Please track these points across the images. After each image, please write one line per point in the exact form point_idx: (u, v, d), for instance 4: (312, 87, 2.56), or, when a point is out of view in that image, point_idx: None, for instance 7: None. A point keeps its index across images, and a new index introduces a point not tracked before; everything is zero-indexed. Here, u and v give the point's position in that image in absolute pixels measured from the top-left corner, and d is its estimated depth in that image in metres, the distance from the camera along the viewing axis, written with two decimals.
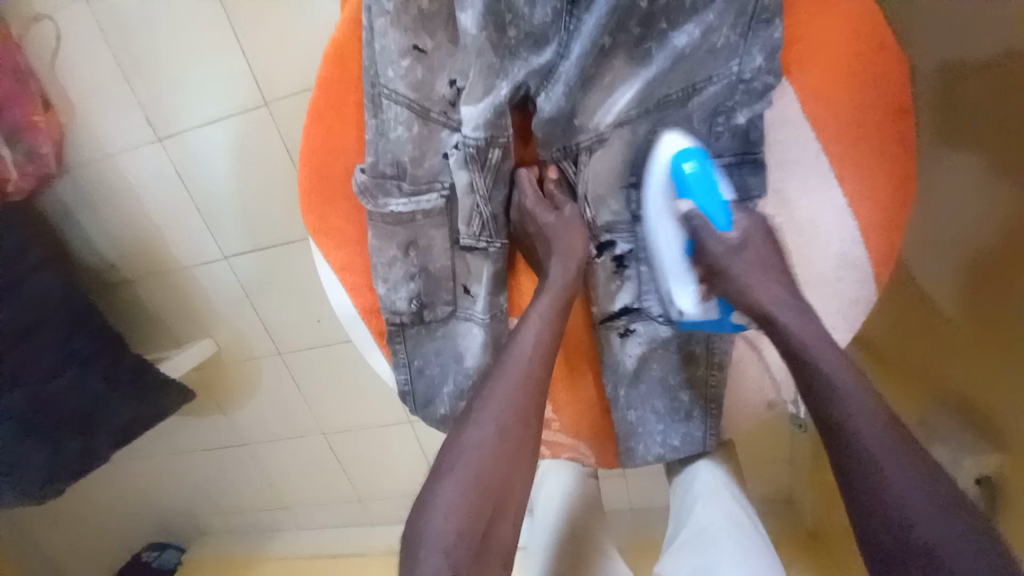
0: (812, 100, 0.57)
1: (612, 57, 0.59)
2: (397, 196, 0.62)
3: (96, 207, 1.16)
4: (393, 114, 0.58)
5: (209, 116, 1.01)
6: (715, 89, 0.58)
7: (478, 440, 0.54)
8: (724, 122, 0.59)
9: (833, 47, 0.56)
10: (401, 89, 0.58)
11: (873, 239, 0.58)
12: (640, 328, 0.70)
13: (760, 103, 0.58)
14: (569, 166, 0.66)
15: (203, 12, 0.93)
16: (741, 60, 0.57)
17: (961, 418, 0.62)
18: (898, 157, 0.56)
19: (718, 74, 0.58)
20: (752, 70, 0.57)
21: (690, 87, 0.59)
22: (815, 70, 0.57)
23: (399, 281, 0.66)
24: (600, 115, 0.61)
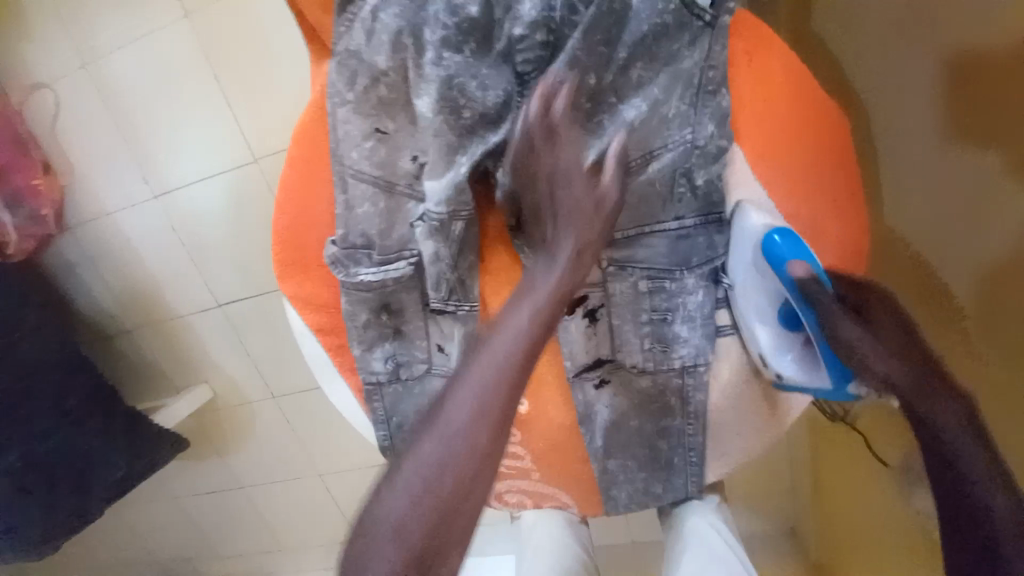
0: (762, 163, 0.61)
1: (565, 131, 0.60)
2: (366, 264, 0.64)
3: (93, 259, 1.33)
4: (360, 191, 0.61)
5: (199, 173, 1.19)
6: (671, 155, 0.60)
7: (431, 451, 0.44)
8: (686, 183, 0.61)
9: (776, 108, 0.60)
10: (366, 168, 0.61)
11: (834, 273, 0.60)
12: (615, 378, 0.70)
13: (714, 165, 0.60)
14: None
15: (196, 85, 1.12)
16: (694, 128, 0.59)
17: None
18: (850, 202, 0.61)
19: (671, 141, 0.60)
20: (705, 136, 0.60)
21: (647, 154, 0.60)
22: (762, 130, 0.60)
23: (375, 342, 0.68)
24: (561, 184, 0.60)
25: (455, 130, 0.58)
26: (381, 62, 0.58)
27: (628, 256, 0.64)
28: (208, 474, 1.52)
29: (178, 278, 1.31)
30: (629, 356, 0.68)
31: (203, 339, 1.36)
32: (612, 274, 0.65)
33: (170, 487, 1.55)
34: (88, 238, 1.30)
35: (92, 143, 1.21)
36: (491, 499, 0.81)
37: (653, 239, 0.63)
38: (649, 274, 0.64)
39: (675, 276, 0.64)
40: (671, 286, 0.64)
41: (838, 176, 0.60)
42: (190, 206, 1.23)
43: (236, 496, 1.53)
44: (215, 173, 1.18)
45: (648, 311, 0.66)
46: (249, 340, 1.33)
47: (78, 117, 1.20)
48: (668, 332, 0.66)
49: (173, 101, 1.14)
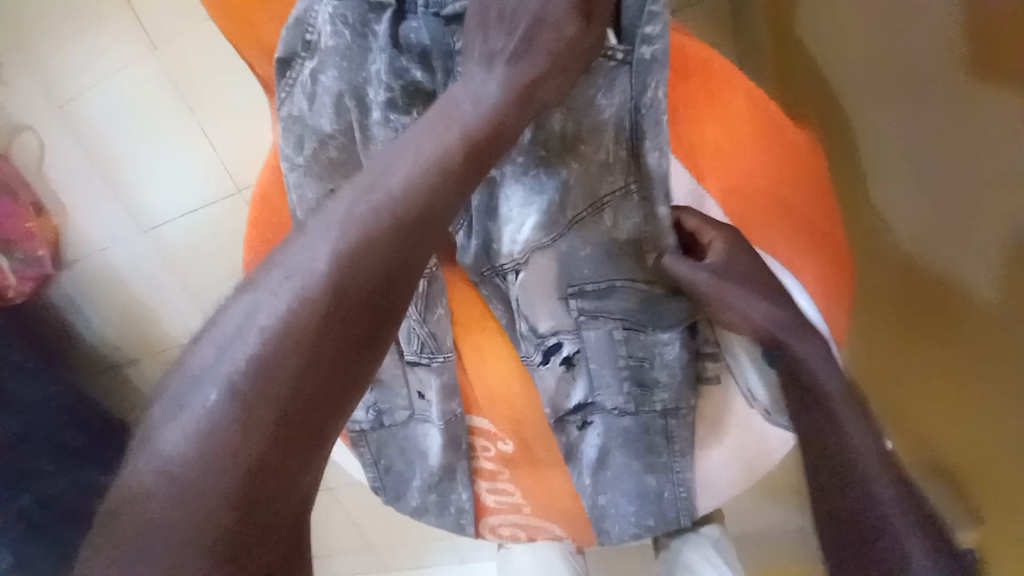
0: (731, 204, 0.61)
1: (506, 188, 0.59)
2: None
3: (92, 297, 1.34)
4: None
5: (185, 207, 1.19)
6: (614, 203, 0.57)
7: (218, 425, 0.37)
8: None
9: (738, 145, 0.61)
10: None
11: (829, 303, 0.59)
12: (597, 420, 0.67)
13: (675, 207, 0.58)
14: (501, 280, 0.64)
15: (176, 122, 1.12)
16: (634, 177, 0.56)
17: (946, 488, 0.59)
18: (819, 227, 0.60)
19: (614, 187, 0.57)
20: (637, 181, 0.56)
21: (596, 202, 0.57)
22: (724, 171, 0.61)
23: None
24: (507, 243, 0.59)
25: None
26: (326, 125, 0.56)
27: (599, 306, 0.61)
28: None
29: (176, 309, 1.32)
30: (607, 399, 0.65)
31: None
32: (585, 322, 0.62)
33: None
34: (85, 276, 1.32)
35: (81, 185, 1.23)
36: (485, 533, 0.80)
37: (620, 292, 0.60)
38: (624, 322, 0.61)
39: (647, 329, 0.62)
40: (645, 337, 0.62)
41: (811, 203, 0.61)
42: (180, 240, 1.23)
43: None
44: (200, 205, 1.18)
45: (624, 357, 0.62)
46: None
47: (66, 161, 1.22)
48: (648, 380, 0.63)
49: (154, 139, 1.15)
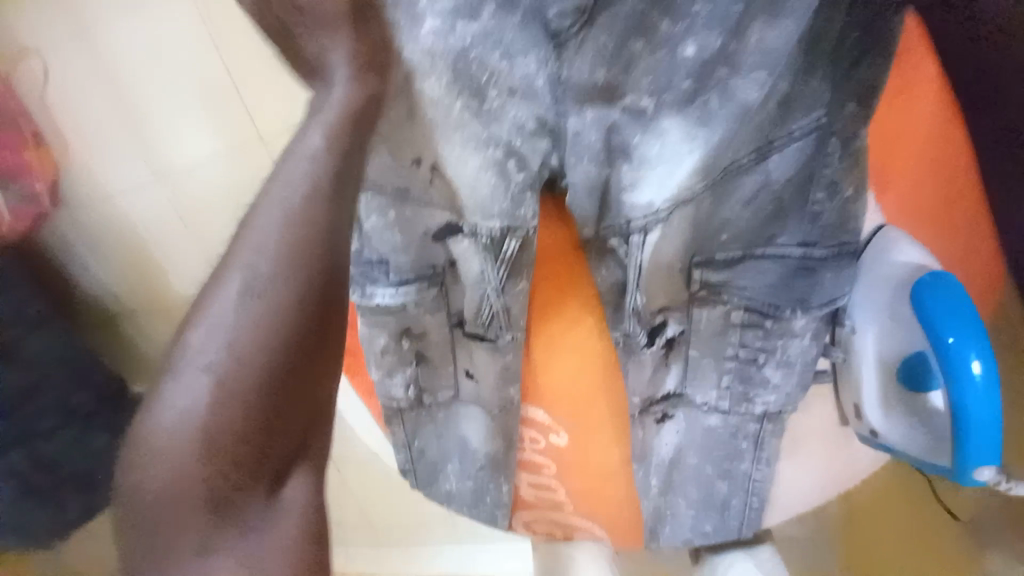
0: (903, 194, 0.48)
1: (660, 121, 0.44)
2: (384, 284, 0.52)
3: None
4: (361, 201, 0.48)
5: None
6: (799, 147, 0.44)
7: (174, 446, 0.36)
8: (825, 195, 0.45)
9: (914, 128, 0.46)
10: (369, 173, 0.47)
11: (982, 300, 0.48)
12: (680, 414, 0.60)
13: (862, 166, 0.44)
14: (619, 245, 0.50)
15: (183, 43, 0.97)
16: (830, 110, 0.43)
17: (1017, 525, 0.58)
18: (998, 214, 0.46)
19: (795, 131, 0.44)
20: (845, 120, 0.43)
21: (765, 145, 0.45)
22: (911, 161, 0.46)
23: (394, 367, 0.59)
24: (648, 198, 0.47)
25: (474, 121, 0.44)
26: (410, 53, 0.41)
27: (727, 279, 0.50)
28: None
29: None
30: (699, 394, 0.58)
31: None
32: (700, 298, 0.52)
33: None
34: None
35: None
36: (516, 527, 0.74)
37: (763, 264, 0.49)
38: (749, 304, 0.50)
39: (781, 314, 0.50)
40: (775, 325, 0.51)
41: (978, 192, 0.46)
42: None
43: None
44: None
45: (736, 345, 0.53)
46: None
47: None
48: (753, 376, 0.54)
49: None
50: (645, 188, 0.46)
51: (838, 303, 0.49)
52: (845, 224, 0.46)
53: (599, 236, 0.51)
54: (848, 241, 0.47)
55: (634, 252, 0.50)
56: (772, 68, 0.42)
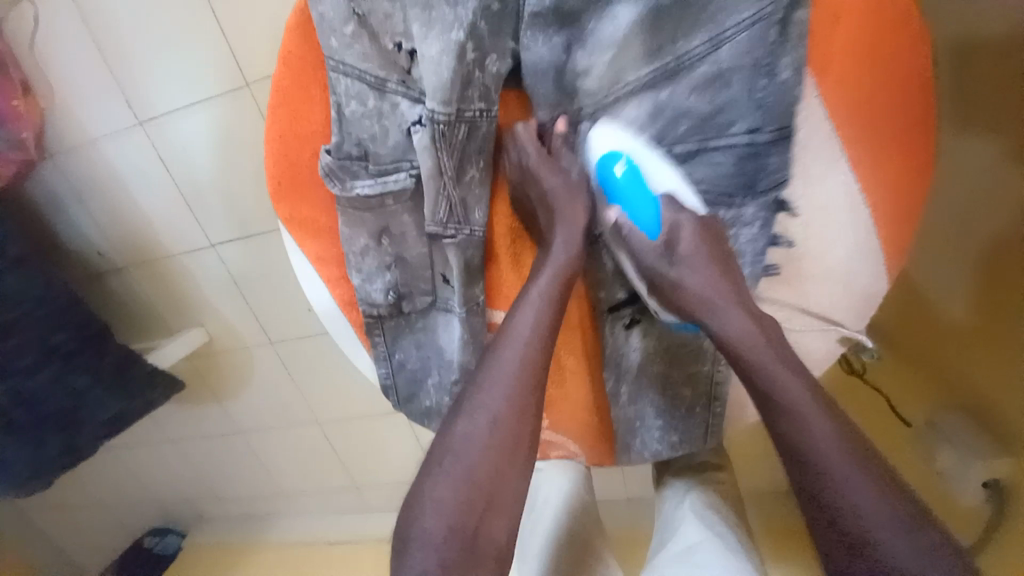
0: (837, 93, 0.49)
1: (612, 7, 0.48)
2: (363, 177, 0.56)
3: (81, 193, 1.25)
4: (343, 87, 0.51)
5: (185, 101, 1.09)
6: (746, 38, 0.48)
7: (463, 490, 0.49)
8: (767, 82, 0.49)
9: (851, 18, 0.48)
10: (351, 60, 0.50)
11: (885, 227, 0.54)
12: (647, 318, 0.66)
13: (801, 45, 0.48)
14: (568, 134, 0.57)
15: None
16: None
17: (970, 421, 0.65)
18: (910, 136, 0.51)
19: (739, 21, 0.47)
20: (780, 8, 0.47)
21: (717, 37, 0.48)
22: (841, 54, 0.49)
23: (373, 272, 0.62)
24: (590, 78, 0.51)
25: (444, 6, 0.47)
26: None
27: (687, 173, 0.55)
28: (209, 418, 1.54)
29: (170, 216, 1.24)
30: None
31: (198, 280, 1.31)
32: None
33: (170, 429, 1.57)
34: (72, 168, 1.22)
35: (77, 66, 1.10)
36: None
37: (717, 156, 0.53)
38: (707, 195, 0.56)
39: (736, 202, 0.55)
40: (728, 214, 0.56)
41: (905, 100, 0.50)
42: (178, 140, 1.13)
43: (238, 439, 1.57)
44: (205, 100, 1.08)
45: None
46: (243, 282, 1.29)
47: (57, 36, 1.08)
48: None
49: (158, 16, 1.02)
50: (596, 72, 0.50)
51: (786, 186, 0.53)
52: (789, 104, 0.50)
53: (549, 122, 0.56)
54: (789, 123, 0.50)
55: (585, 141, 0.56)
56: None
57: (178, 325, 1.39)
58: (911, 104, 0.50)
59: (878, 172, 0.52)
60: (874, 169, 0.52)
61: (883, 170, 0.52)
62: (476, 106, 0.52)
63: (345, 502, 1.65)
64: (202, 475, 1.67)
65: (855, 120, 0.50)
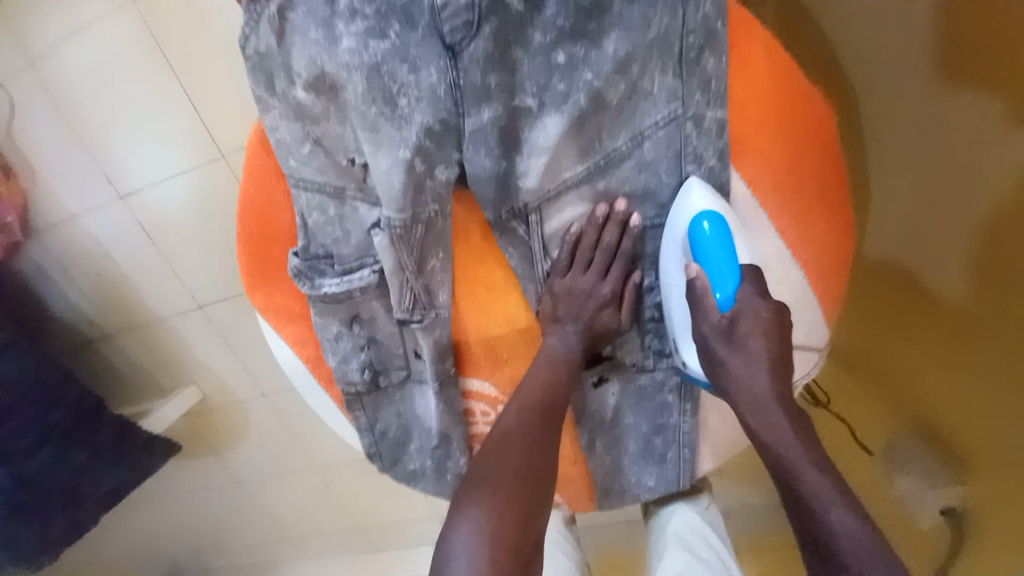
0: (757, 173, 0.55)
1: (542, 118, 0.52)
2: (330, 275, 0.59)
3: (68, 266, 1.28)
4: (304, 200, 0.55)
5: (162, 175, 1.12)
6: (663, 134, 0.52)
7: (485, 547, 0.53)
8: (696, 168, 0.54)
9: (760, 105, 0.53)
10: (309, 175, 0.54)
11: (824, 283, 0.59)
12: (616, 376, 0.68)
13: (721, 139, 0.53)
14: (520, 226, 0.58)
15: (140, 74, 1.02)
16: (682, 101, 0.51)
17: (924, 441, 0.71)
18: (829, 201, 0.56)
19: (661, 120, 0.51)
20: (693, 107, 0.51)
21: (638, 135, 0.52)
22: (756, 138, 0.54)
23: (349, 353, 0.66)
24: (528, 178, 0.54)
25: (390, 127, 0.51)
26: (328, 66, 0.49)
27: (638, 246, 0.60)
28: (208, 472, 1.56)
29: (156, 282, 1.27)
30: (630, 354, 0.67)
31: (188, 342, 1.35)
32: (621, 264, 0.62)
33: (170, 486, 1.59)
34: (59, 244, 1.25)
35: (58, 151, 1.14)
36: None
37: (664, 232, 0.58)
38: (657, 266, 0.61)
39: None
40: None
41: (819, 174, 0.55)
42: (159, 212, 1.17)
43: (239, 489, 1.59)
44: (182, 173, 1.12)
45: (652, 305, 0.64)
46: (232, 340, 1.32)
47: (35, 123, 1.12)
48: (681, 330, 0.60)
49: (131, 100, 1.05)
50: (535, 174, 0.54)
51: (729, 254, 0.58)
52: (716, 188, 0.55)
53: (501, 220, 0.57)
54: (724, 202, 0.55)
55: (534, 230, 0.58)
56: (631, 69, 0.49)
57: (171, 384, 1.42)
58: (825, 182, 0.56)
59: (809, 225, 0.57)
60: (802, 234, 0.57)
61: (811, 231, 0.57)
62: (430, 207, 0.55)
63: (349, 543, 1.67)
64: (205, 528, 1.69)
65: (773, 194, 0.55)
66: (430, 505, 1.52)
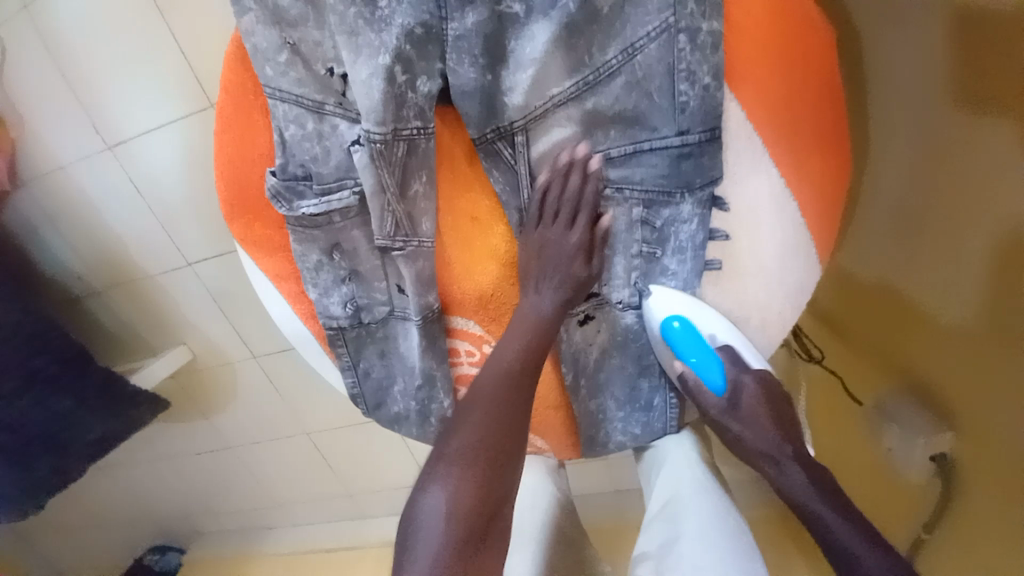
0: (754, 94, 0.53)
1: (529, 26, 0.50)
2: (308, 197, 0.57)
3: (57, 219, 1.26)
4: (282, 112, 0.54)
5: (150, 124, 1.10)
6: (655, 48, 0.50)
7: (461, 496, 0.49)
8: (689, 87, 0.50)
9: (756, 19, 0.51)
10: (287, 86, 0.52)
11: (816, 222, 0.57)
12: (600, 315, 0.66)
13: (717, 55, 0.49)
14: (506, 148, 0.56)
15: (126, 13, 0.99)
16: (676, 9, 0.48)
17: (918, 404, 0.68)
18: (827, 130, 0.54)
19: (653, 29, 0.49)
20: (687, 17, 0.48)
21: (629, 48, 0.50)
22: (754, 55, 0.52)
23: (330, 286, 0.65)
24: (512, 94, 0.52)
25: (369, 32, 0.49)
26: None
27: (624, 175, 0.56)
28: (199, 434, 1.56)
29: (145, 238, 1.26)
30: (616, 292, 0.64)
31: (178, 299, 1.33)
32: (607, 197, 0.57)
33: (161, 447, 1.59)
34: (49, 197, 1.23)
35: (46, 98, 1.12)
36: None
37: (653, 158, 0.54)
38: (646, 198, 0.57)
39: (675, 199, 0.56)
40: (666, 214, 0.58)
41: (821, 96, 0.53)
42: (146, 164, 1.15)
43: (230, 453, 1.59)
44: (169, 122, 1.09)
45: (639, 242, 0.60)
46: (222, 298, 1.31)
47: (22, 67, 1.09)
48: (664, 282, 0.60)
49: (118, 43, 1.03)
50: (520, 90, 0.52)
51: (718, 184, 0.55)
52: (713, 109, 0.51)
53: (485, 139, 0.55)
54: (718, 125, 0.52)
55: (521, 154, 0.56)
56: None
57: (161, 344, 1.40)
58: (823, 108, 0.53)
59: (806, 154, 0.54)
60: (799, 163, 0.54)
61: (811, 159, 0.54)
62: (412, 124, 0.54)
63: (341, 510, 1.67)
64: (196, 492, 1.69)
65: (770, 117, 0.53)
66: (419, 470, 1.52)
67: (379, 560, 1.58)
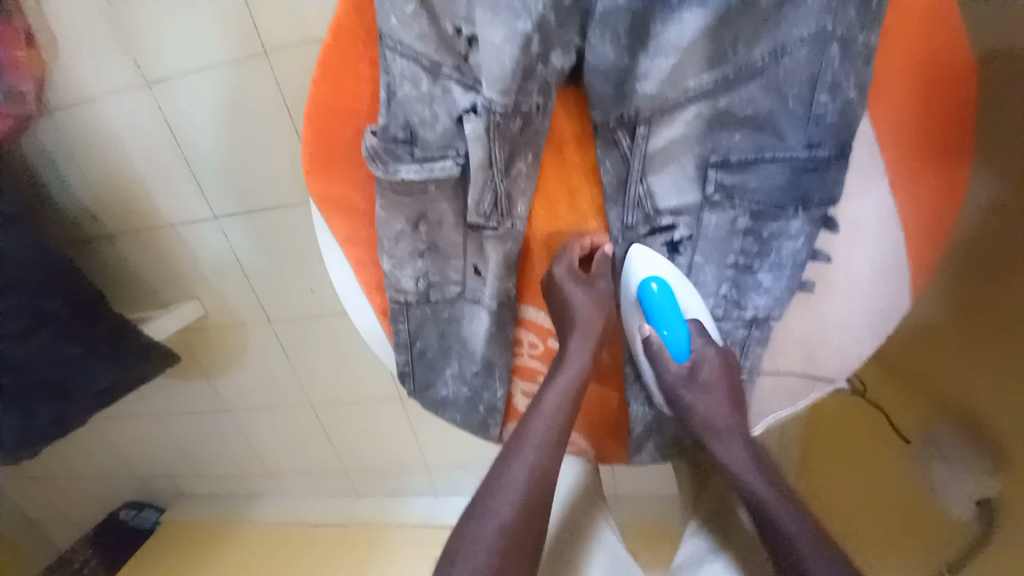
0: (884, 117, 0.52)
1: (680, 12, 0.49)
2: (408, 162, 0.55)
3: (75, 156, 1.12)
4: (398, 68, 0.51)
5: (193, 65, 0.96)
6: (806, 53, 0.48)
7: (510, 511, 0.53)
8: (830, 99, 0.49)
9: (903, 43, 0.50)
10: (408, 41, 0.50)
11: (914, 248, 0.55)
12: None
13: (866, 69, 0.48)
14: (625, 137, 0.55)
15: None
16: (835, 16, 0.47)
17: (970, 441, 0.61)
18: (945, 160, 0.52)
19: (807, 35, 0.48)
20: (844, 27, 0.47)
21: (778, 49, 0.49)
22: (893, 78, 0.51)
23: (405, 258, 0.61)
24: (644, 80, 0.52)
25: None
26: None
27: (738, 182, 0.54)
28: (197, 392, 1.46)
29: (174, 190, 1.13)
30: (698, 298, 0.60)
31: (195, 253, 1.21)
32: (715, 202, 0.55)
33: (154, 404, 1.49)
34: (72, 131, 1.09)
35: (79, 12, 0.95)
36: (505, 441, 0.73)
37: (773, 167, 0.53)
38: (754, 209, 0.55)
39: (786, 214, 0.54)
40: (773, 227, 0.55)
41: (945, 125, 0.51)
42: (186, 109, 1.01)
43: (227, 417, 1.49)
44: (213, 66, 0.96)
45: (737, 252, 0.57)
46: (243, 255, 1.18)
47: None
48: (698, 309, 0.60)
49: None
50: (656, 77, 0.51)
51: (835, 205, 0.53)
52: (849, 124, 0.50)
53: (603, 126, 0.55)
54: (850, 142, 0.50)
55: (638, 146, 0.55)
56: None
57: (170, 297, 1.29)
58: (949, 137, 0.52)
59: (919, 180, 0.53)
60: (913, 189, 0.53)
61: (924, 192, 0.53)
62: (534, 99, 0.53)
63: (333, 486, 1.58)
64: (183, 455, 1.59)
65: (893, 140, 0.52)
66: (423, 457, 1.45)
67: (363, 550, 1.46)
